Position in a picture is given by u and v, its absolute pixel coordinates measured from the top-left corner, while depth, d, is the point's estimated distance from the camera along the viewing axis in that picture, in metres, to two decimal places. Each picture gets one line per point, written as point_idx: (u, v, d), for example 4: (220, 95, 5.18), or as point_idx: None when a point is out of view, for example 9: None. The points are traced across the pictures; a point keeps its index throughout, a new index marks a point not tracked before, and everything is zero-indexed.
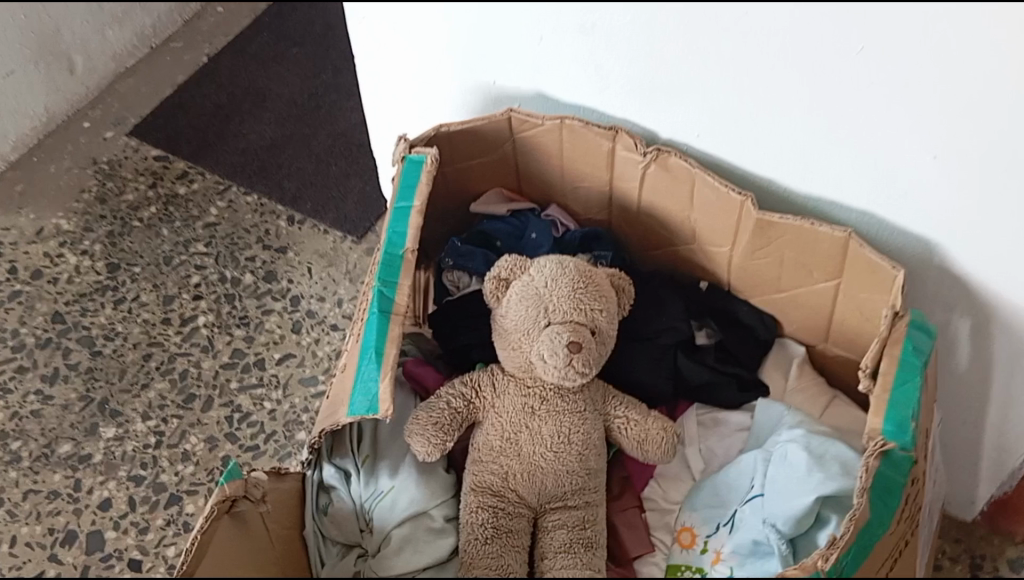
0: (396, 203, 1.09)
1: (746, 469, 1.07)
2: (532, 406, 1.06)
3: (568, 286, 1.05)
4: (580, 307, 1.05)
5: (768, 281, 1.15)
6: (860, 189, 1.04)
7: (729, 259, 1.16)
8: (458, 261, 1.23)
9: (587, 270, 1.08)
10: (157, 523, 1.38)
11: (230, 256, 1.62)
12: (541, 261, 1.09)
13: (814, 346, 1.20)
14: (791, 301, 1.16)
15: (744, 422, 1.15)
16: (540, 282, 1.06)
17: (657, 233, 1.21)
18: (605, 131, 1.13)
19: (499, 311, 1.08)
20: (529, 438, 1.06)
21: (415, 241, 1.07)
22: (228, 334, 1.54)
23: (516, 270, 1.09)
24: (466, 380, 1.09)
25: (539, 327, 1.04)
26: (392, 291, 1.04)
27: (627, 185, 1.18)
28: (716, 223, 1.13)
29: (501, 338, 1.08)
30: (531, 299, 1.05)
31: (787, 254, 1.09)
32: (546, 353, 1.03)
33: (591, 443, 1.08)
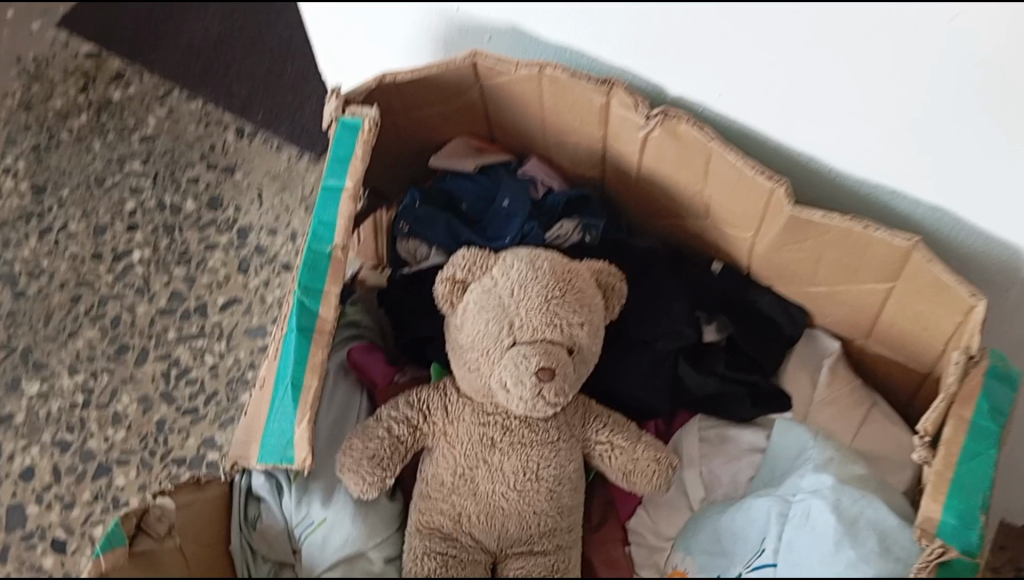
0: (324, 179, 0.85)
1: (756, 520, 0.89)
2: (492, 438, 0.87)
3: (540, 296, 0.83)
4: (555, 323, 0.82)
5: (801, 275, 0.92)
6: (927, 191, 0.81)
7: (752, 245, 0.93)
8: (414, 227, 1.01)
9: (566, 271, 0.86)
10: (84, 498, 1.19)
11: (170, 177, 1.41)
12: (506, 257, 0.87)
13: (851, 341, 1.01)
14: (828, 295, 0.93)
15: (756, 442, 0.97)
16: (505, 288, 0.84)
17: (661, 204, 0.99)
18: (598, 85, 0.88)
19: (454, 321, 0.86)
20: (486, 475, 0.88)
21: (346, 235, 0.83)
22: (167, 274, 1.34)
23: (475, 270, 0.86)
24: (414, 399, 0.89)
25: (500, 350, 0.82)
26: (315, 303, 0.81)
27: (626, 147, 0.94)
28: (738, 203, 0.89)
29: (455, 352, 0.86)
30: (494, 310, 0.83)
31: (827, 254, 0.87)
32: (508, 382, 0.82)
33: (565, 477, 0.90)
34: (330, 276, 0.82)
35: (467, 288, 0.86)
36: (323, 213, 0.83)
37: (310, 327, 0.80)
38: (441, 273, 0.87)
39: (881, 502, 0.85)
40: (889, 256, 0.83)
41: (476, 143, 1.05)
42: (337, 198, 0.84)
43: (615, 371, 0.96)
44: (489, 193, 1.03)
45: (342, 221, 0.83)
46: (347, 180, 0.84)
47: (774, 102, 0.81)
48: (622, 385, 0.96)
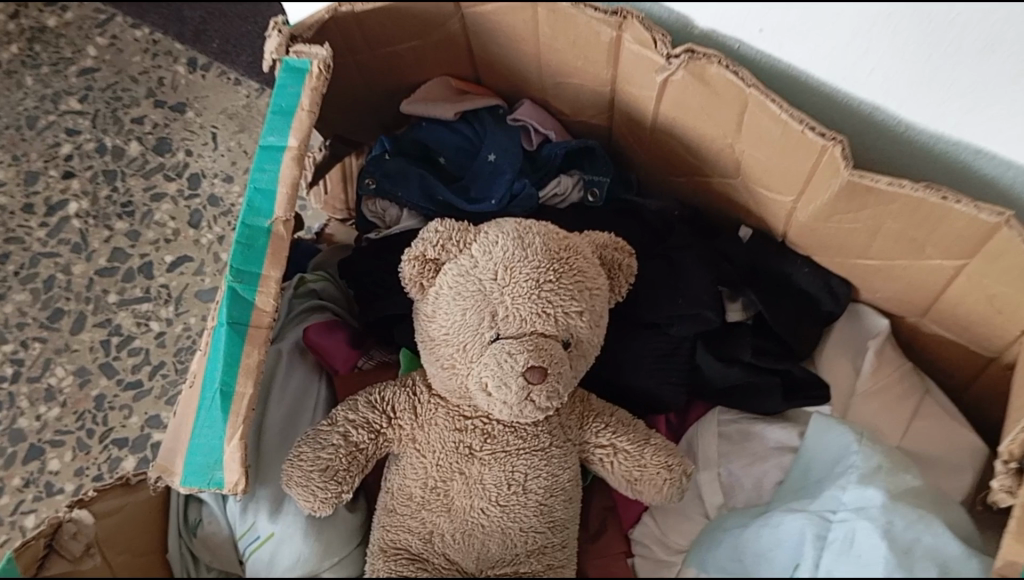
0: (263, 135, 0.71)
1: (786, 541, 0.73)
2: (471, 447, 0.72)
3: (530, 279, 0.67)
4: (547, 313, 0.67)
5: (850, 244, 0.79)
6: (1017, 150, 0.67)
7: (794, 208, 0.80)
8: (384, 185, 0.85)
9: (562, 247, 0.70)
10: (13, 486, 0.94)
11: (112, 115, 1.20)
12: (490, 229, 0.71)
13: (901, 319, 0.87)
14: (881, 269, 0.79)
15: (786, 441, 0.82)
16: (487, 267, 0.68)
17: (683, 155, 0.84)
18: (608, 16, 0.74)
19: (426, 309, 0.71)
20: (463, 487, 0.72)
21: (288, 207, 0.69)
22: (106, 227, 1.12)
23: (449, 248, 0.71)
24: (378, 397, 0.74)
25: (481, 346, 0.67)
26: (252, 292, 0.67)
27: (641, 95, 0.79)
28: (781, 162, 0.74)
29: (426, 345, 0.71)
30: (474, 296, 0.68)
31: (887, 225, 0.73)
32: (489, 384, 0.67)
33: (558, 488, 0.74)
34: (270, 258, 0.68)
35: (441, 266, 0.71)
36: (259, 177, 0.69)
37: (243, 320, 0.66)
38: (410, 245, 0.72)
39: (938, 523, 0.70)
40: (966, 233, 0.69)
41: (458, 84, 0.89)
42: (278, 157, 0.70)
43: (623, 362, 0.81)
44: (471, 143, 0.88)
45: (283, 188, 0.69)
46: (289, 138, 0.70)
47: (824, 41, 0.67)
48: (634, 379, 0.81)
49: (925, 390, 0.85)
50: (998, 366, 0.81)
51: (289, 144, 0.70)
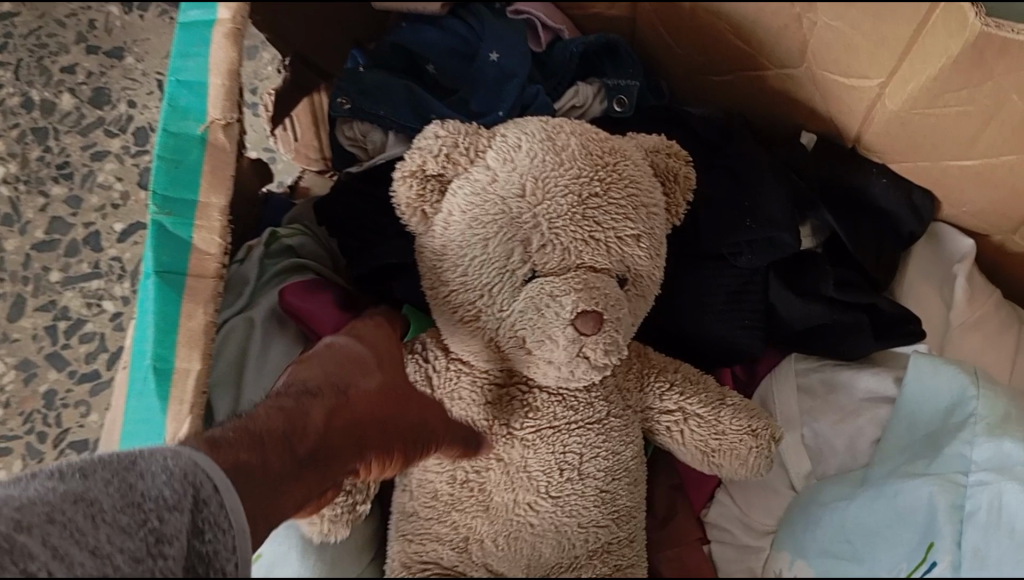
0: (183, 9, 0.57)
1: (913, 518, 0.60)
2: (508, 424, 0.57)
3: (569, 194, 0.52)
4: (594, 239, 0.52)
5: (945, 144, 0.65)
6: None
7: (878, 96, 0.64)
8: (366, 105, 0.69)
9: (604, 154, 0.54)
10: None
11: (36, 62, 0.63)
12: (509, 135, 0.55)
13: (984, 237, 0.73)
14: (978, 172, 0.66)
15: (878, 389, 0.68)
16: (511, 184, 0.53)
17: (729, 38, 0.68)
18: None
19: (434, 244, 0.55)
20: (500, 477, 0.57)
21: (229, 108, 0.56)
22: (41, 194, 0.60)
23: (460, 159, 0.55)
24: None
25: (511, 289, 0.53)
26: (187, 229, 0.56)
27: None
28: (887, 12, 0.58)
29: (433, 293, 0.56)
30: (497, 220, 0.52)
31: (1009, 107, 0.59)
32: (529, 339, 0.53)
33: (621, 469, 0.59)
34: (207, 180, 0.56)
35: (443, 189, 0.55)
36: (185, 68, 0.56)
37: (175, 266, 0.55)
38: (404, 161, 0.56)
39: None
40: None
41: None
42: (208, 36, 0.56)
43: (685, 300, 0.67)
44: (466, 44, 0.72)
45: (215, 79, 0.56)
46: (219, 11, 0.57)
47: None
48: (691, 322, 0.67)
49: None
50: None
51: (220, 18, 0.56)
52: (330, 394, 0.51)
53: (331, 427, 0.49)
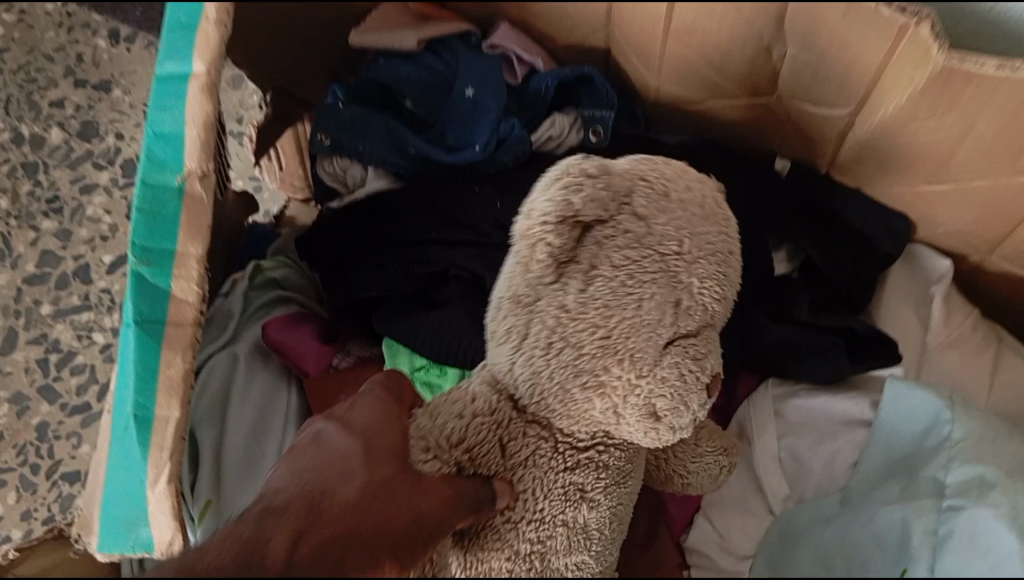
0: (160, 63, 0.59)
1: (887, 541, 0.60)
2: (581, 486, 0.50)
3: (718, 248, 0.50)
4: (725, 296, 0.51)
5: (917, 166, 0.65)
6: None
7: (849, 125, 0.64)
8: (341, 138, 0.71)
9: (722, 208, 0.52)
10: None
11: (23, 97, 0.74)
12: (652, 182, 0.50)
13: (965, 258, 0.73)
14: (954, 194, 0.66)
15: (856, 414, 0.69)
16: (660, 243, 0.48)
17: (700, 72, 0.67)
18: None
19: (564, 299, 0.48)
20: (560, 551, 0.50)
21: (202, 160, 0.58)
22: (33, 228, 0.72)
23: (608, 204, 0.48)
24: (439, 423, 0.47)
25: (654, 354, 0.48)
26: (165, 278, 0.57)
27: (648, 1, 0.64)
28: (833, 55, 0.59)
29: (549, 354, 0.48)
30: (654, 277, 0.48)
31: (979, 131, 0.59)
32: (663, 408, 0.49)
33: (620, 514, 0.57)
34: (184, 229, 0.57)
35: (575, 246, 0.49)
36: (162, 119, 0.58)
37: (155, 315, 0.57)
38: (542, 206, 0.48)
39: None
40: None
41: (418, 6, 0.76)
42: (183, 89, 0.58)
43: None
44: (442, 79, 0.74)
45: (191, 131, 0.57)
46: (194, 65, 0.58)
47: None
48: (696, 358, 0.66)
49: (1001, 340, 0.73)
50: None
51: (194, 71, 0.58)
52: (299, 517, 0.39)
53: (303, 542, 0.38)
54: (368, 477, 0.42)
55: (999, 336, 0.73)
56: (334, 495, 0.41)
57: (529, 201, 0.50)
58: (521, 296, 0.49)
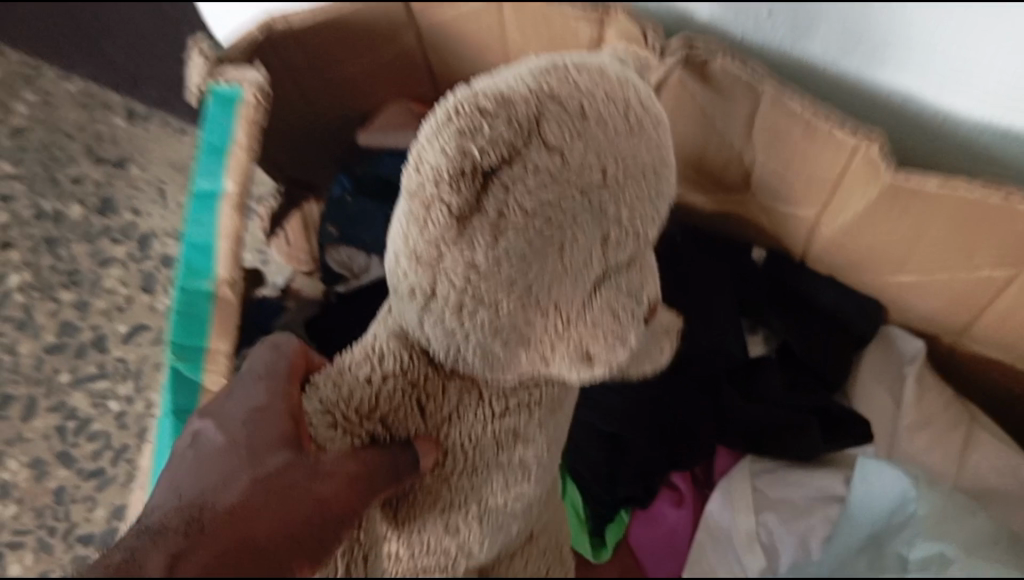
0: (196, 179, 0.67)
1: None
2: (514, 428, 0.53)
3: (617, 163, 0.44)
4: (654, 219, 0.47)
5: (881, 256, 0.68)
6: (976, 85, 0.54)
7: (814, 224, 0.67)
8: (347, 227, 0.78)
9: (646, 110, 0.46)
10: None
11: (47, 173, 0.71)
12: (565, 99, 0.43)
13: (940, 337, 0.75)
14: (918, 285, 0.69)
15: (828, 489, 0.76)
16: (581, 182, 0.43)
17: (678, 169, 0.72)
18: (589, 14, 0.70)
19: (474, 244, 0.42)
20: (499, 470, 0.54)
21: (230, 268, 0.65)
22: (51, 300, 0.68)
23: (505, 140, 0.42)
24: (341, 399, 0.47)
25: (585, 297, 0.45)
26: (198, 371, 0.63)
27: None
28: (793, 165, 0.63)
29: (463, 316, 0.45)
30: (573, 212, 0.43)
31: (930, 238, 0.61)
32: (598, 352, 0.48)
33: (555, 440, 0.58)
34: (214, 330, 0.64)
35: (480, 201, 0.42)
36: (195, 232, 0.66)
37: (189, 406, 0.61)
38: (434, 166, 0.42)
39: None
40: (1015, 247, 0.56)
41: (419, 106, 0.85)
42: (215, 207, 0.66)
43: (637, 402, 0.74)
44: None
45: (224, 243, 0.65)
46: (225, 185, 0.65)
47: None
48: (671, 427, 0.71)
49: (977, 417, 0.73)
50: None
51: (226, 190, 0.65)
52: (179, 535, 0.38)
53: (181, 569, 0.36)
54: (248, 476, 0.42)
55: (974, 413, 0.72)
56: (214, 505, 0.40)
57: (416, 149, 0.44)
58: (417, 256, 0.44)
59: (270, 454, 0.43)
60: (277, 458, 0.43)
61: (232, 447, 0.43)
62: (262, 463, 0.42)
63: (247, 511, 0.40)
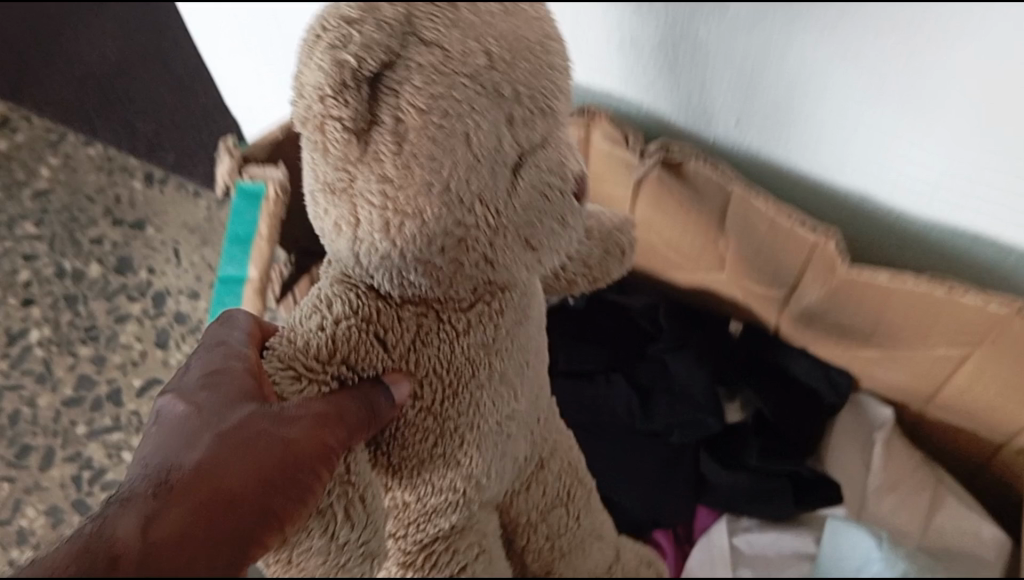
0: (223, 267, 0.73)
1: None
2: (484, 344, 0.53)
3: (488, 64, 0.47)
4: (540, 107, 0.50)
5: (842, 339, 0.73)
6: (949, 98, 0.53)
7: (784, 303, 0.73)
8: None
9: (525, 42, 0.50)
10: None
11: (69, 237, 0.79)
12: (437, 14, 0.48)
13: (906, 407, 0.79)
14: (880, 358, 0.74)
15: (800, 548, 0.82)
16: (461, 59, 0.47)
17: (661, 252, 0.78)
18: (573, 116, 0.69)
19: (384, 161, 0.45)
20: (482, 387, 0.54)
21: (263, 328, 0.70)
22: (67, 354, 0.73)
23: (370, 60, 0.45)
24: (297, 347, 0.48)
25: (505, 188, 0.48)
26: None
27: (613, 207, 0.76)
28: (762, 253, 0.69)
29: (392, 233, 0.46)
30: (463, 113, 0.46)
31: (889, 318, 0.67)
32: (535, 238, 0.51)
33: (529, 351, 0.58)
34: None
35: (373, 108, 0.46)
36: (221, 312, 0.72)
37: None
38: (316, 85, 0.46)
39: None
40: (970, 324, 0.62)
41: None
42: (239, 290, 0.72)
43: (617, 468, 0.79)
44: None
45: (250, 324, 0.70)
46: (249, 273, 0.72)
47: (697, 50, 0.62)
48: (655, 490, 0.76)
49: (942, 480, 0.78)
50: (1002, 458, 0.73)
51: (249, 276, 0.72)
52: (146, 501, 0.36)
53: (153, 537, 0.34)
54: (205, 454, 0.39)
55: (940, 474, 0.78)
56: (176, 473, 0.38)
57: (297, 77, 0.48)
58: (334, 188, 0.47)
59: (237, 400, 0.42)
60: (235, 414, 0.41)
61: (182, 450, 0.39)
62: (223, 421, 0.41)
63: (216, 463, 0.39)
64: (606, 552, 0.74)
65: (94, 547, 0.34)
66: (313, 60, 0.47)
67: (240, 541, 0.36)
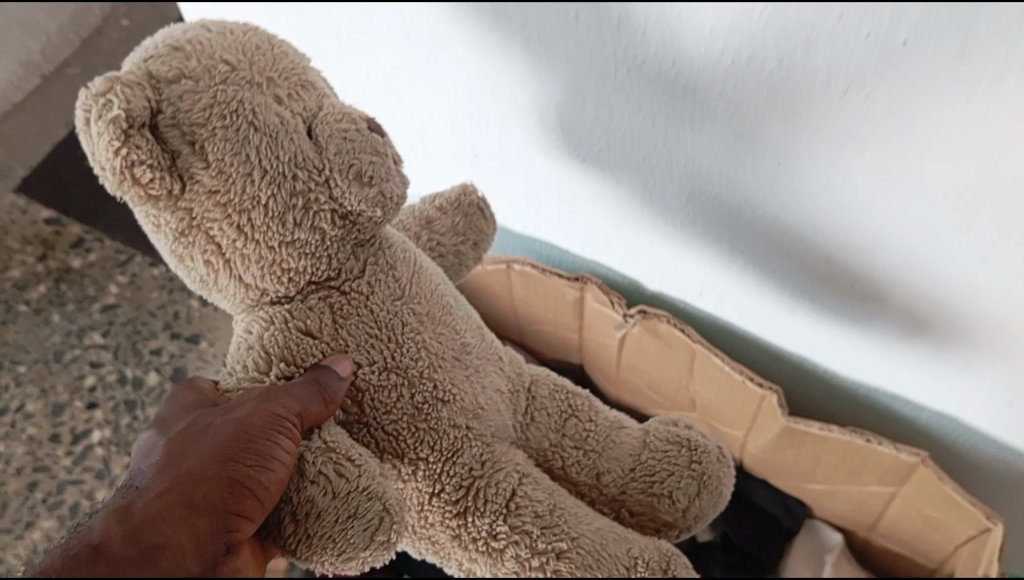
0: None
1: None
2: (394, 300, 0.64)
3: (233, 79, 0.56)
4: (301, 82, 0.59)
5: (792, 474, 0.86)
6: (905, 203, 0.57)
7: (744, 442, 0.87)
8: None
9: (258, 46, 0.58)
10: None
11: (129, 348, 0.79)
12: (169, 65, 0.55)
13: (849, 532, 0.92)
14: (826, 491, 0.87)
15: None
16: (208, 77, 0.55)
17: (642, 390, 0.91)
18: (571, 282, 0.84)
19: (201, 173, 0.55)
20: (419, 331, 0.64)
21: None
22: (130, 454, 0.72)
23: (135, 107, 0.53)
24: (240, 372, 0.60)
25: (314, 154, 0.57)
26: None
27: (605, 350, 0.90)
28: (723, 401, 0.83)
29: (245, 229, 0.57)
30: (229, 118, 0.55)
31: (826, 459, 0.81)
32: (363, 170, 0.58)
33: (443, 305, 0.67)
34: None
35: (167, 145, 0.55)
36: None
37: None
38: (110, 159, 0.53)
39: None
40: (895, 469, 0.77)
41: None
42: None
43: None
44: None
45: None
46: None
47: (670, 160, 0.66)
48: None
49: None
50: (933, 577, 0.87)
51: None
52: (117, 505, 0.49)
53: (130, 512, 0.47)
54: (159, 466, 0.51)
55: None
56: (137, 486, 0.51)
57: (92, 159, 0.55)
58: (182, 232, 0.58)
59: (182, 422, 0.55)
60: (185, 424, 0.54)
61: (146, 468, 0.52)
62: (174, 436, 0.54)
63: (177, 463, 0.51)
64: (634, 434, 0.74)
65: (78, 543, 0.46)
66: (90, 124, 0.54)
67: (210, 499, 0.48)
